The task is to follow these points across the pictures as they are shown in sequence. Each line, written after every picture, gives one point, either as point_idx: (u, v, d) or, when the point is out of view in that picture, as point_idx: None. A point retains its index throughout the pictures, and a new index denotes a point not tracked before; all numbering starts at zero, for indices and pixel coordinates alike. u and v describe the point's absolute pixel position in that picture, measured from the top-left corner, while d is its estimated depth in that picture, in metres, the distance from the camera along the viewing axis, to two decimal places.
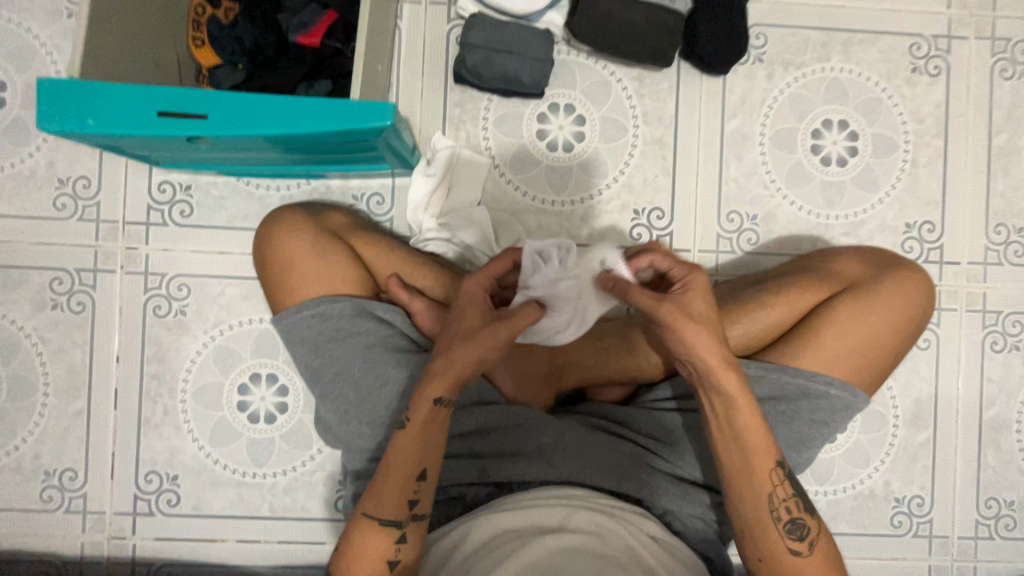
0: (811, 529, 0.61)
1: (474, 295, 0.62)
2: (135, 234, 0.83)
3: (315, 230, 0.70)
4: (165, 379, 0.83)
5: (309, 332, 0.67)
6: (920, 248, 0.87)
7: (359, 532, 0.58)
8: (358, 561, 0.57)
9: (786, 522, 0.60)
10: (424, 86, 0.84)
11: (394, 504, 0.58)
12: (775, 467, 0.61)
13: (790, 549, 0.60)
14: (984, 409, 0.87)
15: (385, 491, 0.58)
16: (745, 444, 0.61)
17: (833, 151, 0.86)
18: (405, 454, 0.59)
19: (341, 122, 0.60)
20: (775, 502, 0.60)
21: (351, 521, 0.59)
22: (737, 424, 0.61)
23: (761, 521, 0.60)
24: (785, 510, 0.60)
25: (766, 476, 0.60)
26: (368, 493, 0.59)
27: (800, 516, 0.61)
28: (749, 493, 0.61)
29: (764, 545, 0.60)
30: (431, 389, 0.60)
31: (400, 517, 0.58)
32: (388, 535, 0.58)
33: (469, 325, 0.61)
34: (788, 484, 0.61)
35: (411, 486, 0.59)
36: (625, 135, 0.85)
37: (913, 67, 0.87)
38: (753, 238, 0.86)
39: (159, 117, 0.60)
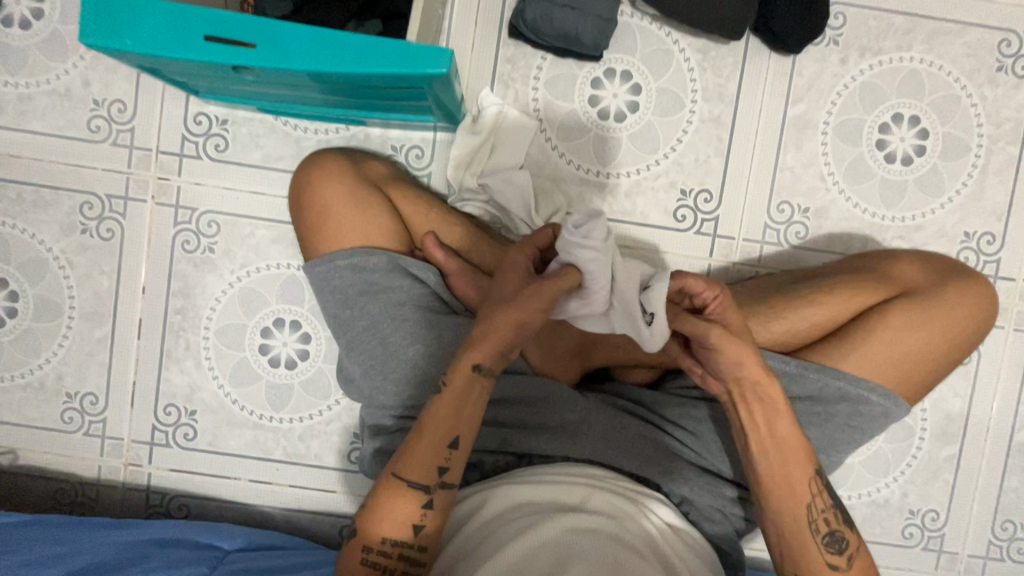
0: (849, 542, 0.60)
1: (515, 261, 0.61)
2: (168, 165, 0.81)
3: (354, 179, 0.68)
4: (189, 315, 0.82)
5: (341, 282, 0.66)
6: (976, 260, 0.83)
7: (386, 491, 0.58)
8: (382, 520, 0.57)
9: (825, 534, 0.60)
10: (476, 37, 0.80)
11: (425, 469, 0.58)
12: (814, 476, 0.61)
13: (830, 562, 0.59)
14: (1017, 432, 0.84)
15: (417, 454, 0.58)
16: (787, 454, 0.60)
17: (899, 148, 0.81)
18: (439, 419, 0.58)
19: (395, 66, 0.57)
20: (814, 514, 0.60)
21: (379, 480, 0.59)
22: (777, 428, 0.60)
23: (802, 533, 0.60)
24: (823, 522, 0.60)
25: (806, 488, 0.60)
26: (399, 455, 0.59)
27: (839, 528, 0.60)
28: (789, 506, 0.60)
29: (802, 558, 0.59)
30: (471, 356, 0.59)
31: (429, 482, 0.58)
32: (415, 498, 0.57)
33: (510, 291, 0.59)
34: (826, 495, 0.61)
35: (442, 451, 0.58)
36: (681, 110, 0.81)
37: (999, 66, 0.81)
38: (802, 232, 0.82)
39: (205, 42, 0.57)
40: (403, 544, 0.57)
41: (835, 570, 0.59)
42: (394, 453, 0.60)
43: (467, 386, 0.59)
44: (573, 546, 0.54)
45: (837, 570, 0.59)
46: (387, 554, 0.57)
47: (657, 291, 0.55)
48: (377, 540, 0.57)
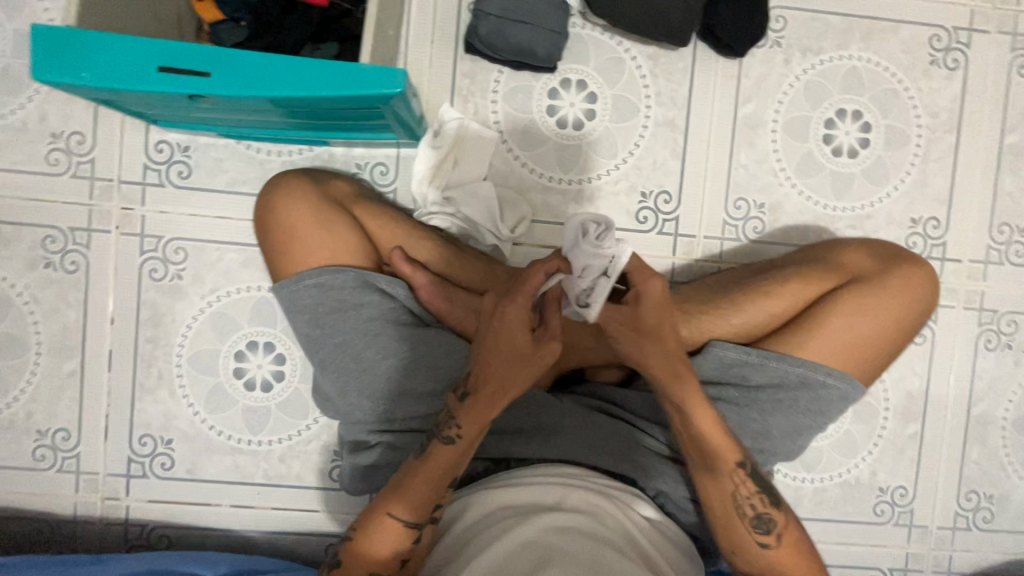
0: (777, 523, 0.62)
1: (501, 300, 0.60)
2: (131, 194, 0.80)
3: (318, 199, 0.69)
4: (161, 344, 0.82)
5: (311, 302, 0.66)
6: (924, 244, 0.87)
7: (378, 526, 0.58)
8: (371, 554, 0.58)
9: (751, 518, 0.62)
10: (434, 54, 0.81)
11: (422, 508, 0.59)
12: (737, 467, 0.62)
13: (758, 543, 0.62)
14: (973, 405, 0.88)
15: (414, 492, 0.59)
16: (705, 450, 0.62)
17: (845, 142, 0.85)
18: (439, 464, 0.60)
19: (351, 88, 0.58)
20: (739, 500, 0.62)
21: (369, 514, 0.59)
22: (693, 424, 0.62)
23: (729, 520, 0.62)
24: (748, 507, 0.62)
25: (728, 478, 0.62)
26: (393, 492, 0.59)
27: (766, 511, 0.62)
28: (715, 495, 0.63)
29: (732, 541, 0.63)
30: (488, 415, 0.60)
31: (423, 520, 0.59)
32: (407, 535, 0.58)
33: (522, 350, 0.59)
34: (750, 482, 0.62)
35: (440, 492, 0.59)
36: (637, 115, 0.84)
37: (932, 60, 0.85)
38: (759, 226, 0.86)
39: (160, 73, 0.57)
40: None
41: (763, 548, 0.62)
42: (386, 488, 0.60)
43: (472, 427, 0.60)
44: (553, 545, 0.55)
45: (765, 549, 0.62)
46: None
47: (608, 281, 0.59)
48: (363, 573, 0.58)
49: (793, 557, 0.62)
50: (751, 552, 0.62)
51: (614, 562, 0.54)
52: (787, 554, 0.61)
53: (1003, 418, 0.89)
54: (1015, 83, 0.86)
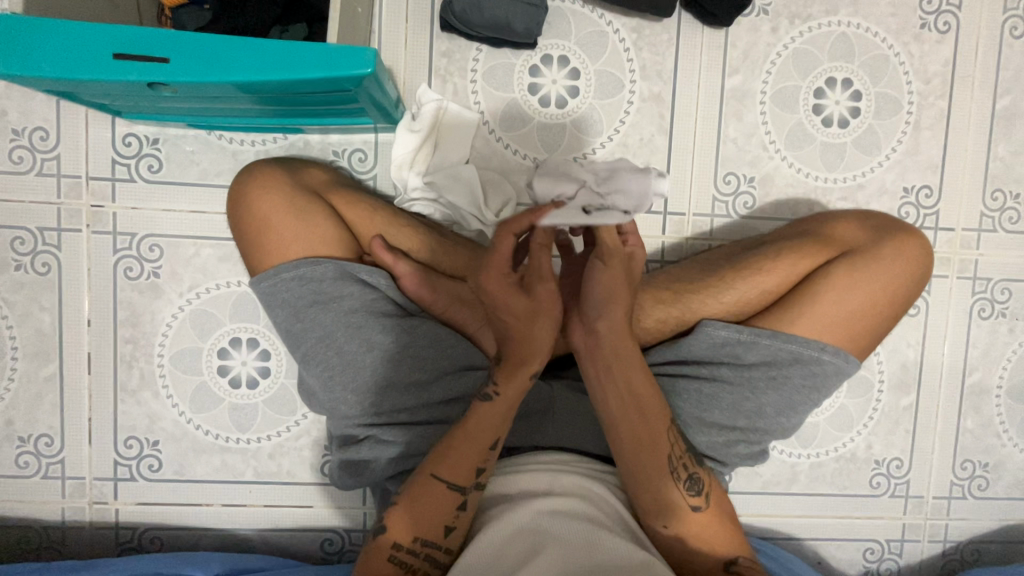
0: (705, 482, 0.62)
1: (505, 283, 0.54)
2: (100, 191, 0.78)
3: (292, 189, 0.66)
4: (141, 344, 0.80)
5: (289, 296, 0.64)
6: (917, 213, 0.85)
7: (422, 491, 0.57)
8: (416, 519, 0.56)
9: (685, 480, 0.60)
10: (408, 33, 0.78)
11: (466, 472, 0.57)
12: (670, 427, 0.61)
13: (690, 506, 0.60)
14: (968, 375, 0.88)
15: (458, 453, 0.57)
16: (642, 406, 0.59)
17: (835, 111, 0.83)
18: (482, 423, 0.57)
19: (319, 69, 0.55)
20: (673, 461, 0.61)
21: (412, 478, 0.58)
22: (631, 380, 0.59)
23: (666, 483, 0.60)
24: (682, 467, 0.61)
25: (664, 437, 0.60)
26: (435, 456, 0.57)
27: (695, 471, 0.62)
28: (653, 457, 0.59)
29: (667, 509, 0.60)
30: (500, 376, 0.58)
31: (467, 485, 0.57)
32: (452, 500, 0.56)
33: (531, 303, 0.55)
34: (681, 441, 0.62)
35: (482, 455, 0.57)
36: (621, 91, 0.81)
37: (922, 23, 0.83)
38: (749, 201, 0.84)
39: (115, 60, 0.54)
40: (432, 545, 0.56)
41: (696, 512, 0.60)
42: (429, 452, 0.58)
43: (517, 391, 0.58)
44: (546, 529, 0.54)
45: (696, 512, 0.60)
46: (415, 554, 0.56)
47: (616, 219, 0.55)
48: (406, 538, 0.56)
49: (718, 519, 0.61)
50: (684, 516, 0.60)
51: (611, 544, 0.53)
52: (713, 515, 0.61)
53: (997, 386, 0.89)
54: (1007, 45, 0.84)
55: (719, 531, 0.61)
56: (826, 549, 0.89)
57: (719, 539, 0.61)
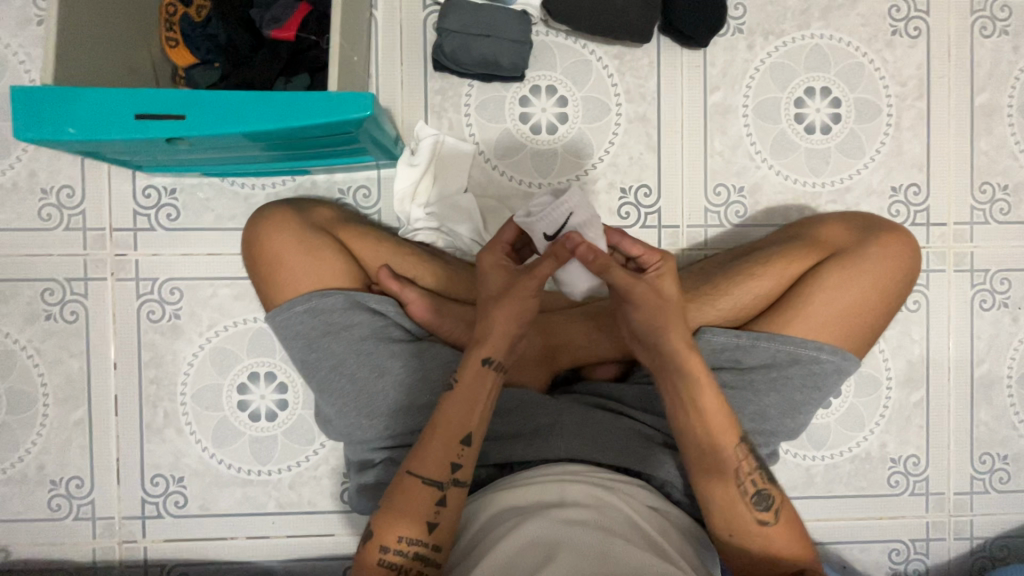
0: (775, 498, 0.62)
1: (494, 262, 0.64)
2: (123, 241, 0.82)
3: (300, 225, 0.70)
4: (164, 384, 0.83)
5: (303, 328, 0.67)
6: (906, 211, 0.87)
7: (401, 489, 0.59)
8: (398, 518, 0.58)
9: (753, 495, 0.62)
10: (404, 75, 0.83)
11: (439, 466, 0.59)
12: (738, 443, 0.63)
13: (760, 521, 0.61)
14: (976, 366, 0.88)
15: (431, 452, 0.59)
16: (710, 429, 0.62)
17: (816, 119, 0.86)
18: (449, 419, 0.60)
19: (322, 116, 0.60)
20: (741, 476, 0.62)
21: (395, 477, 0.60)
22: (699, 397, 0.62)
23: (731, 496, 0.61)
24: (751, 483, 0.62)
25: (731, 453, 0.62)
26: (414, 452, 0.60)
27: (765, 487, 0.62)
28: (715, 474, 0.62)
29: (733, 521, 0.62)
30: (480, 350, 0.62)
31: (443, 479, 0.59)
32: (429, 497, 0.58)
33: (497, 286, 0.63)
34: (750, 458, 0.63)
35: (455, 449, 0.60)
36: (608, 114, 0.85)
37: (892, 31, 0.87)
38: (741, 210, 0.86)
39: (136, 120, 0.59)
40: (418, 543, 0.57)
41: (764, 526, 0.61)
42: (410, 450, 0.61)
43: (476, 383, 0.61)
44: (560, 538, 0.55)
45: (766, 526, 0.61)
46: (402, 554, 0.57)
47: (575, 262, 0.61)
48: (393, 538, 0.57)
49: (790, 534, 0.62)
50: (751, 530, 0.61)
51: (624, 551, 0.54)
52: (786, 530, 0.61)
53: (1007, 376, 0.88)
54: (978, 45, 0.87)
55: (789, 543, 0.61)
56: (849, 552, 0.88)
57: (790, 554, 0.61)
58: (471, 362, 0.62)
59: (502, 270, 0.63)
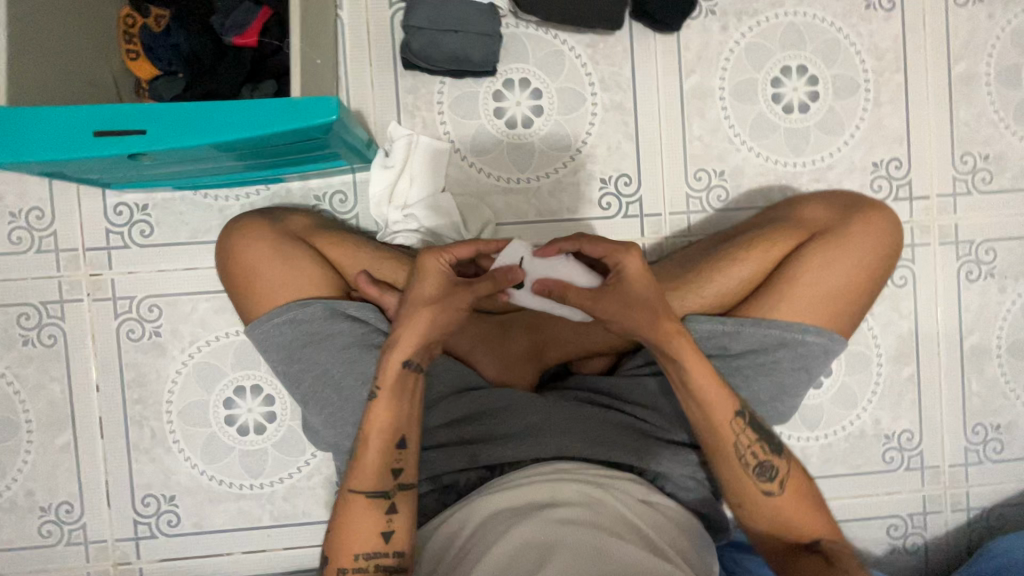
0: (779, 470, 0.63)
1: (433, 266, 0.64)
2: (98, 260, 0.81)
3: (274, 235, 0.69)
4: (149, 403, 0.82)
5: (283, 340, 0.67)
6: (889, 186, 0.87)
7: (347, 508, 0.61)
8: (351, 538, 0.60)
9: (755, 467, 0.63)
10: (374, 76, 0.82)
11: (379, 477, 0.61)
12: (736, 417, 0.63)
13: (764, 492, 0.63)
14: (965, 338, 0.88)
15: (367, 464, 0.61)
16: (704, 404, 0.63)
17: (794, 98, 0.85)
18: (377, 425, 0.62)
19: (287, 123, 0.58)
20: (741, 450, 0.63)
21: (337, 499, 0.62)
22: (691, 377, 0.63)
23: (734, 470, 0.63)
24: (752, 456, 0.63)
25: (729, 427, 0.63)
26: (349, 470, 0.62)
27: (767, 458, 0.63)
28: (716, 448, 0.63)
29: (737, 491, 0.63)
30: (398, 355, 0.63)
31: (386, 487, 0.61)
32: (377, 508, 0.60)
33: (429, 293, 0.64)
34: (751, 431, 0.63)
35: (391, 455, 0.62)
36: (583, 104, 0.84)
37: (867, 4, 0.85)
38: (723, 195, 0.85)
39: (95, 137, 0.57)
40: (377, 555, 0.59)
41: (769, 496, 0.63)
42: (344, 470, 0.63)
43: (399, 387, 0.63)
44: (554, 539, 0.55)
45: (770, 496, 0.63)
46: (363, 569, 0.59)
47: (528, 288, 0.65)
48: (350, 558, 0.59)
49: (795, 502, 0.63)
50: (756, 501, 0.63)
51: (619, 550, 0.54)
52: (790, 500, 0.63)
53: (997, 346, 0.88)
54: (954, 14, 0.86)
55: (797, 510, 0.63)
56: (848, 530, 0.89)
57: (803, 520, 0.63)
58: (392, 364, 0.63)
59: (444, 277, 0.64)
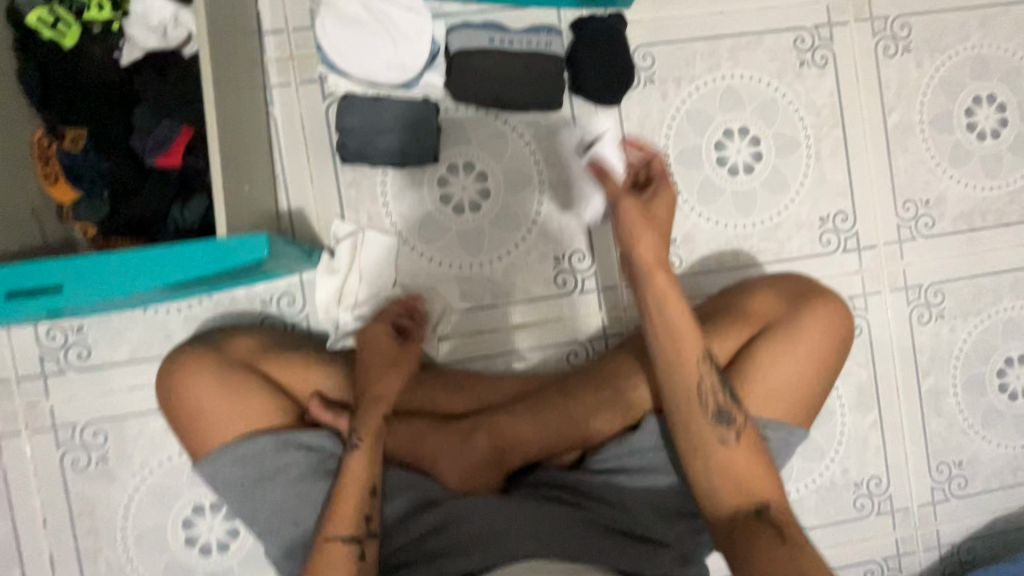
0: (778, 509, 0.63)
1: (382, 331, 0.71)
2: (33, 389, 0.77)
3: (219, 368, 0.68)
4: (102, 533, 0.78)
5: (235, 478, 0.66)
6: (837, 239, 0.88)
7: (321, 556, 0.62)
8: None
9: (753, 499, 0.63)
10: (313, 172, 0.79)
11: (353, 523, 0.63)
12: (739, 437, 0.64)
13: (768, 530, 0.61)
14: (922, 380, 0.90)
15: (344, 510, 0.63)
16: (711, 414, 0.64)
17: (738, 160, 0.86)
18: (354, 474, 0.64)
19: (214, 264, 0.56)
20: (747, 481, 0.63)
21: (312, 548, 0.63)
22: (699, 382, 0.65)
23: (733, 497, 0.63)
24: (755, 487, 0.63)
25: (737, 449, 0.64)
26: (324, 517, 0.64)
27: (767, 494, 0.63)
28: (716, 471, 0.64)
29: (745, 533, 0.61)
30: (363, 417, 0.67)
31: (360, 533, 0.63)
32: (350, 556, 0.62)
33: (382, 353, 0.70)
34: (758, 459, 0.64)
35: (366, 501, 0.64)
36: (530, 183, 0.83)
37: (800, 62, 0.86)
38: (677, 261, 0.85)
39: (10, 299, 0.54)
40: None
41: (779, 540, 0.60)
42: (317, 521, 0.64)
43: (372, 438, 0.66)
44: None
45: (778, 540, 0.60)
46: None
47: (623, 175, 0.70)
48: None
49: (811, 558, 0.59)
50: (765, 547, 0.59)
51: None
52: (807, 553, 0.59)
53: (953, 385, 0.90)
54: (885, 65, 0.88)
55: (765, 542, 0.59)
56: None
57: (759, 539, 0.60)
58: (368, 417, 0.67)
59: (394, 339, 0.72)
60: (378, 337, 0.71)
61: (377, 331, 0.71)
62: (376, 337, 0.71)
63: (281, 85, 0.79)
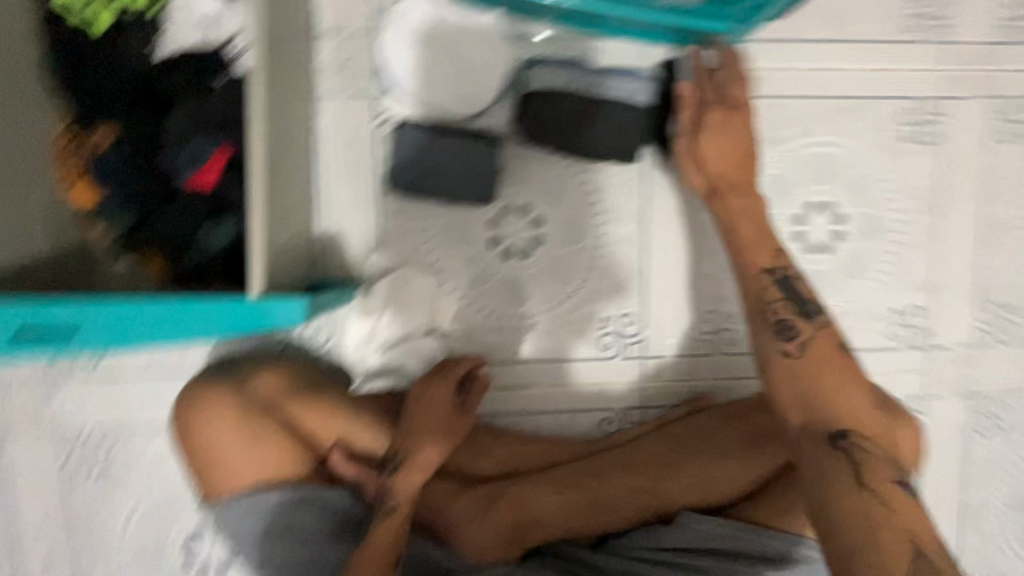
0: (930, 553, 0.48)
1: (445, 388, 0.65)
2: (36, 392, 0.72)
3: (238, 405, 0.63)
4: (96, 546, 0.75)
5: (243, 526, 0.61)
6: (908, 334, 0.81)
7: None
8: None
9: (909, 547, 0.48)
10: (354, 196, 0.72)
11: None
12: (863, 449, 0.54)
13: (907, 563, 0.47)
14: (968, 492, 0.84)
15: None
16: (823, 420, 0.56)
17: (816, 237, 0.78)
18: (381, 545, 0.58)
19: (251, 325, 0.57)
20: (876, 496, 0.51)
21: None
22: (805, 383, 0.58)
23: (874, 527, 0.49)
24: (883, 497, 0.51)
25: (866, 466, 0.53)
26: None
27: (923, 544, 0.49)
28: (842, 493, 0.51)
29: (859, 518, 0.49)
30: (404, 484, 0.61)
31: None
32: None
33: (437, 415, 0.64)
34: (895, 490, 0.52)
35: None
36: (587, 235, 0.76)
37: (904, 136, 0.78)
38: (733, 337, 0.79)
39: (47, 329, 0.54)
40: None
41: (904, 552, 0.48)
42: None
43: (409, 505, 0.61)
44: None
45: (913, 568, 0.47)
46: None
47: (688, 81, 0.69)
48: None
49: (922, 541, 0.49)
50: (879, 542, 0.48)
51: None
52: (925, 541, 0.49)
53: (999, 501, 0.85)
54: (995, 151, 0.79)
55: (892, 536, 0.48)
56: None
57: (886, 534, 0.48)
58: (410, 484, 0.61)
59: (450, 401, 0.66)
60: (435, 394, 0.65)
61: (436, 389, 0.65)
62: (432, 395, 0.65)
63: (330, 95, 0.71)
